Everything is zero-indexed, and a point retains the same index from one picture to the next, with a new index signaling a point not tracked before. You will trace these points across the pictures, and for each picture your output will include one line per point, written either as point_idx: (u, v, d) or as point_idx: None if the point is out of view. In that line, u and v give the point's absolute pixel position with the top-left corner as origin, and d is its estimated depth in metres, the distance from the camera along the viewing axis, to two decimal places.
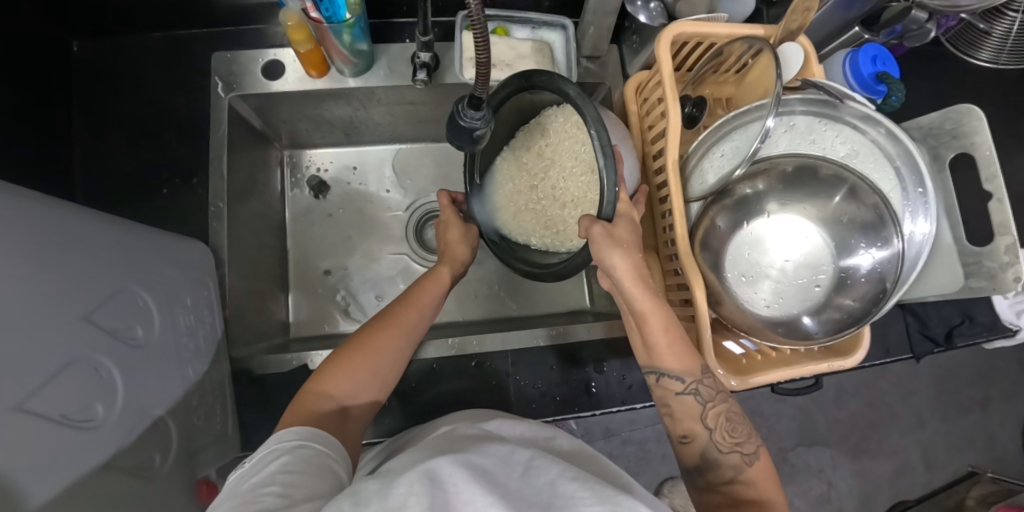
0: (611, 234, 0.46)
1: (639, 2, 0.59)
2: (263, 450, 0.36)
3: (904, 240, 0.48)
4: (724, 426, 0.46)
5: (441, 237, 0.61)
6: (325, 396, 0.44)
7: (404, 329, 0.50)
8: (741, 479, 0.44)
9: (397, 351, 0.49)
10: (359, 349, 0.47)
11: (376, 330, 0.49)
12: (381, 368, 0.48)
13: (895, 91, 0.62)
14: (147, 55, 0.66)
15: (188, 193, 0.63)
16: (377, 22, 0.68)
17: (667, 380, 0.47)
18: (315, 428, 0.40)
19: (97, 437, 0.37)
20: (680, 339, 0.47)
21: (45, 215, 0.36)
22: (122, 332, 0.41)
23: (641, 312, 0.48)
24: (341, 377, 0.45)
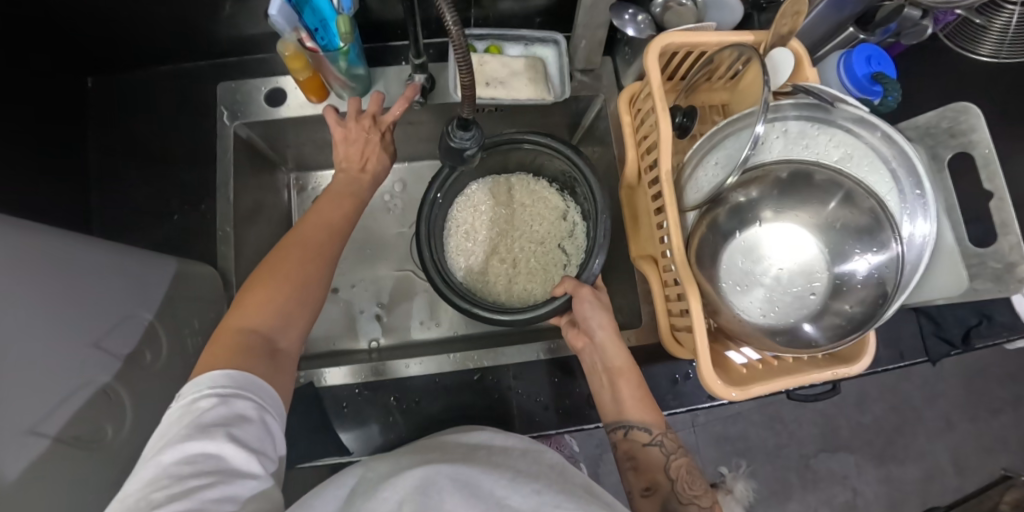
0: (594, 297, 0.56)
1: (626, 16, 0.60)
2: (194, 394, 0.35)
3: (903, 244, 0.47)
4: (685, 478, 0.50)
5: (348, 151, 0.57)
6: (244, 328, 0.41)
7: (318, 251, 0.47)
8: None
9: (314, 267, 0.46)
10: (270, 273, 0.44)
11: (283, 252, 0.46)
12: (305, 285, 0.45)
13: (892, 91, 0.61)
14: (157, 88, 0.69)
15: (197, 218, 0.66)
16: (374, 46, 0.70)
17: (634, 431, 0.52)
18: (237, 366, 0.37)
19: (105, 458, 0.38)
20: (647, 398, 0.53)
21: (60, 245, 0.38)
22: (132, 356, 0.43)
23: (615, 370, 0.54)
24: (261, 309, 0.42)
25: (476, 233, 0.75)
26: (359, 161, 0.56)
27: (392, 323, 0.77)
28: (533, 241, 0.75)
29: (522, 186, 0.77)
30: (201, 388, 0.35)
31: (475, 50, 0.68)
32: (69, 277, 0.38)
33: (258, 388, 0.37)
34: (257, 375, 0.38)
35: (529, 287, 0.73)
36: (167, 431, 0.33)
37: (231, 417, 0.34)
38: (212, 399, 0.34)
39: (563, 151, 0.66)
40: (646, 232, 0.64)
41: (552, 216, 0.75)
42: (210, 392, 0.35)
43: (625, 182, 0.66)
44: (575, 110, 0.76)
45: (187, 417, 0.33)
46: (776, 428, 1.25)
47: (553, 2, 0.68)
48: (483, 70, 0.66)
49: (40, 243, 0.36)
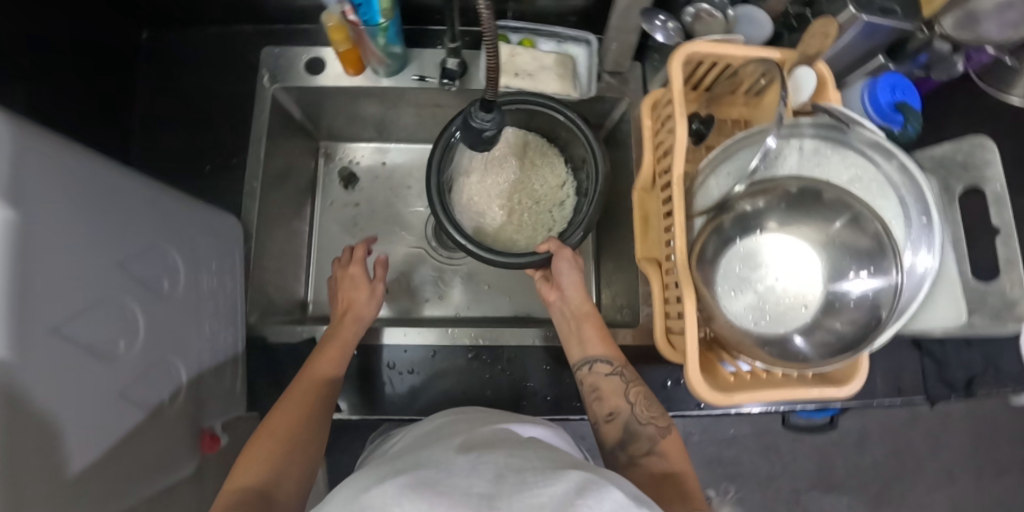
0: (572, 256, 0.62)
1: (657, 21, 0.61)
2: None
3: (903, 272, 0.48)
4: (643, 401, 0.54)
5: (345, 294, 0.65)
6: (243, 486, 0.43)
7: (308, 403, 0.52)
8: (655, 450, 0.50)
9: (308, 418, 0.51)
10: (263, 433, 0.48)
11: (276, 412, 0.50)
12: (297, 440, 0.49)
13: (912, 121, 0.60)
14: (206, 46, 0.73)
15: (228, 171, 0.70)
16: (413, 28, 0.73)
17: (596, 364, 0.57)
18: None
19: (115, 371, 0.41)
20: (607, 334, 0.59)
21: (99, 170, 0.41)
22: (151, 282, 0.46)
23: (581, 314, 0.61)
24: (257, 465, 0.45)
25: (486, 184, 0.76)
26: (344, 306, 0.64)
27: (398, 295, 0.80)
28: (531, 198, 0.78)
29: (533, 145, 0.78)
30: None
31: (509, 41, 0.70)
32: (103, 199, 0.41)
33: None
34: None
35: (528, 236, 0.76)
36: None
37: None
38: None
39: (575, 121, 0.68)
40: (654, 235, 0.65)
41: (554, 181, 0.78)
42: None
43: (639, 186, 0.67)
44: (599, 110, 0.77)
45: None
46: (770, 457, 1.21)
47: (590, 3, 0.70)
48: (514, 61, 0.68)
49: (84, 163, 0.39)
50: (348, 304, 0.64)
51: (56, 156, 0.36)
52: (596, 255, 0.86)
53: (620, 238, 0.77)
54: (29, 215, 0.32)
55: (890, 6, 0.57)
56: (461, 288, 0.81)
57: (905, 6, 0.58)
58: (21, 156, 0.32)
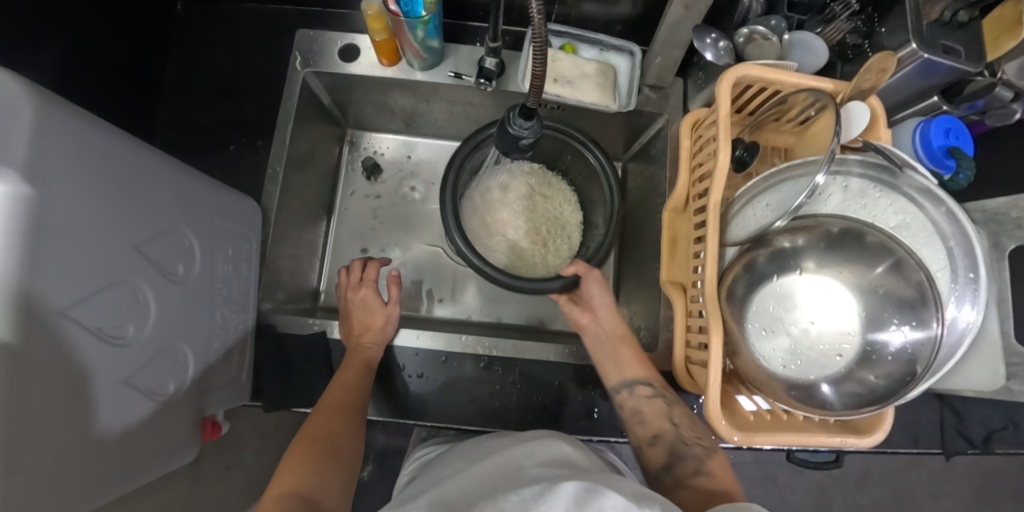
0: (602, 279, 0.65)
1: (708, 39, 0.59)
2: None
3: (944, 326, 0.45)
4: (687, 423, 0.54)
5: (359, 316, 0.64)
6: (287, 493, 0.43)
7: (347, 413, 0.53)
8: (703, 470, 0.49)
9: (339, 425, 0.51)
10: (305, 441, 0.49)
11: (321, 420, 0.51)
12: (334, 447, 0.49)
13: (964, 168, 0.57)
14: (239, 21, 0.71)
15: (251, 153, 0.68)
16: (453, 23, 0.71)
17: (637, 389, 0.56)
18: None
19: (121, 355, 0.40)
20: (645, 357, 0.59)
21: (122, 148, 0.40)
22: (166, 266, 0.45)
23: (619, 337, 0.61)
24: (295, 470, 0.45)
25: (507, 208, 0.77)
26: (361, 327, 0.63)
27: (411, 292, 0.79)
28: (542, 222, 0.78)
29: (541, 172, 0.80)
30: None
31: (551, 45, 0.68)
32: (124, 179, 0.40)
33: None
34: None
35: (548, 263, 0.76)
36: None
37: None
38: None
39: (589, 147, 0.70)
40: (682, 258, 0.64)
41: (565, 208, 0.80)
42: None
43: (670, 206, 0.65)
44: (635, 123, 0.75)
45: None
46: (767, 487, 1.19)
47: (637, 13, 0.68)
48: (555, 66, 0.66)
49: (106, 140, 0.38)
50: (365, 325, 0.63)
51: (77, 132, 0.35)
52: (617, 271, 0.84)
53: (643, 256, 0.76)
54: (43, 193, 0.31)
55: (953, 45, 0.55)
56: (475, 291, 0.80)
57: (968, 46, 0.55)
58: (40, 131, 0.31)
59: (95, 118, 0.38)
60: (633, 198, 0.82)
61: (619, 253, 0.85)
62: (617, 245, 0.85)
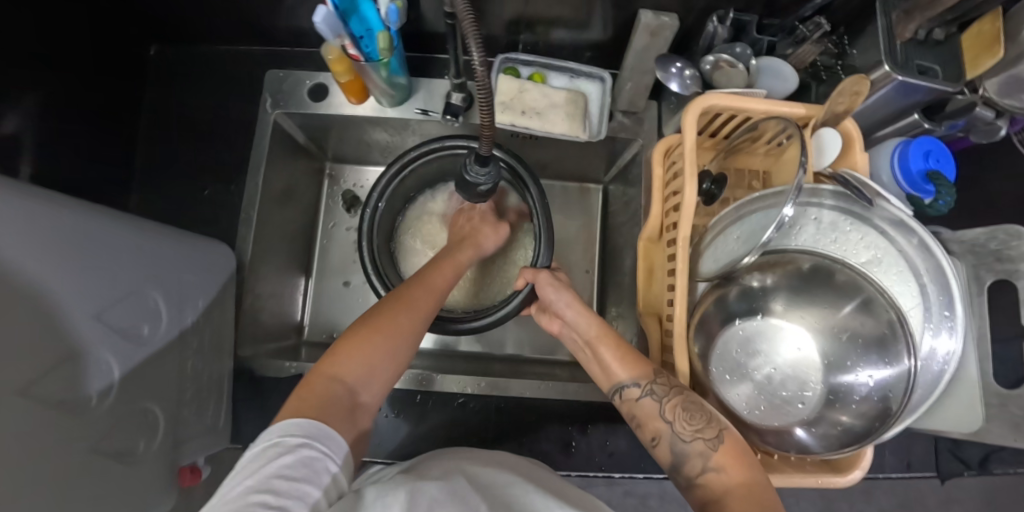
0: (552, 280, 0.57)
1: (672, 69, 0.58)
2: (264, 443, 0.33)
3: (915, 360, 0.44)
4: (683, 415, 0.44)
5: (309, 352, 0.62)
6: (337, 380, 0.40)
7: (422, 309, 0.48)
8: (711, 467, 0.41)
9: (418, 332, 0.47)
10: (376, 319, 0.45)
11: (390, 307, 0.46)
12: (400, 349, 0.44)
13: (944, 194, 0.55)
14: (211, 66, 0.73)
15: (225, 197, 0.70)
16: (419, 57, 0.72)
17: (626, 390, 0.47)
18: (319, 417, 0.36)
19: (84, 424, 0.40)
20: (628, 348, 0.49)
21: (62, 223, 0.41)
22: (129, 330, 0.46)
23: (592, 338, 0.51)
24: (357, 359, 0.42)
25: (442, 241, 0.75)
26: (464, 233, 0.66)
27: None
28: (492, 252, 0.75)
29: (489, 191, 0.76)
30: (275, 436, 0.34)
31: (520, 75, 0.68)
32: (71, 251, 0.40)
33: (329, 441, 0.35)
34: (331, 427, 0.36)
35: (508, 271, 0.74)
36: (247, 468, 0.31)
37: (299, 464, 0.32)
38: (259, 448, 0.33)
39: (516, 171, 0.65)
40: (656, 289, 0.62)
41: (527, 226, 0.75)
42: (275, 437, 0.33)
43: (644, 236, 0.64)
44: (611, 148, 0.74)
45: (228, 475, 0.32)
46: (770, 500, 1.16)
47: (607, 38, 0.67)
48: (523, 98, 0.65)
49: (41, 219, 0.39)
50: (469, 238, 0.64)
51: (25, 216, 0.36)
52: (600, 294, 0.83)
53: (623, 283, 0.74)
54: None
55: (930, 65, 0.53)
56: None
57: (945, 66, 0.54)
58: None
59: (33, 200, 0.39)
60: (614, 221, 0.81)
61: (602, 276, 0.83)
62: (601, 268, 0.84)
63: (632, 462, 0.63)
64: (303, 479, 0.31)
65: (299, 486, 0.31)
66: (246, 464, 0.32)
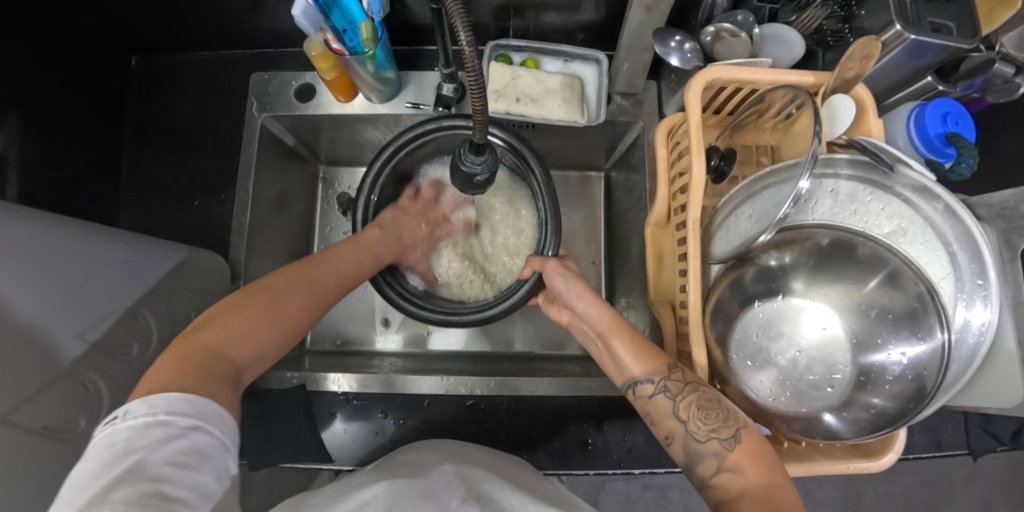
0: (562, 269, 0.54)
1: (671, 43, 0.55)
2: (140, 419, 0.28)
3: (950, 333, 0.41)
4: (699, 414, 0.42)
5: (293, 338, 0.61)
6: (224, 355, 0.36)
7: (307, 290, 0.46)
8: (726, 467, 0.39)
9: (303, 308, 0.45)
10: (250, 300, 0.41)
11: (274, 289, 0.43)
12: (287, 325, 0.42)
13: (966, 156, 0.52)
14: (194, 73, 0.71)
15: (216, 207, 0.68)
16: (407, 50, 0.69)
17: (640, 387, 0.45)
18: (197, 396, 0.30)
19: (71, 451, 0.38)
20: (643, 342, 0.47)
21: (40, 240, 0.39)
22: (117, 349, 0.43)
23: (604, 331, 0.48)
24: (241, 337, 0.38)
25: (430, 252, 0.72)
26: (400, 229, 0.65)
27: (391, 328, 0.76)
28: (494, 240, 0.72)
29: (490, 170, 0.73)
30: (154, 411, 0.28)
31: (513, 62, 0.66)
32: (49, 269, 0.38)
33: (221, 423, 0.31)
34: (227, 403, 0.32)
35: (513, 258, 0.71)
36: (118, 449, 0.26)
37: (193, 450, 0.28)
38: (138, 426, 0.27)
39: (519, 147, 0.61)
40: (667, 275, 0.59)
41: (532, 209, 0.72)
42: (160, 415, 0.28)
43: (652, 221, 0.61)
44: (612, 133, 0.72)
45: (90, 457, 0.26)
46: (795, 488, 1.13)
47: (600, 18, 0.64)
48: (517, 85, 0.63)
49: (18, 235, 0.37)
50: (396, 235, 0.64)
51: None
52: (608, 285, 0.80)
53: (632, 272, 0.72)
54: None
55: (943, 22, 0.51)
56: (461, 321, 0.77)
57: (960, 21, 0.51)
58: None
59: (8, 217, 0.37)
60: (619, 208, 0.78)
61: (610, 266, 0.81)
62: (608, 259, 0.81)
63: (652, 456, 0.60)
64: (198, 468, 0.27)
65: (193, 476, 0.27)
66: (119, 447, 0.26)
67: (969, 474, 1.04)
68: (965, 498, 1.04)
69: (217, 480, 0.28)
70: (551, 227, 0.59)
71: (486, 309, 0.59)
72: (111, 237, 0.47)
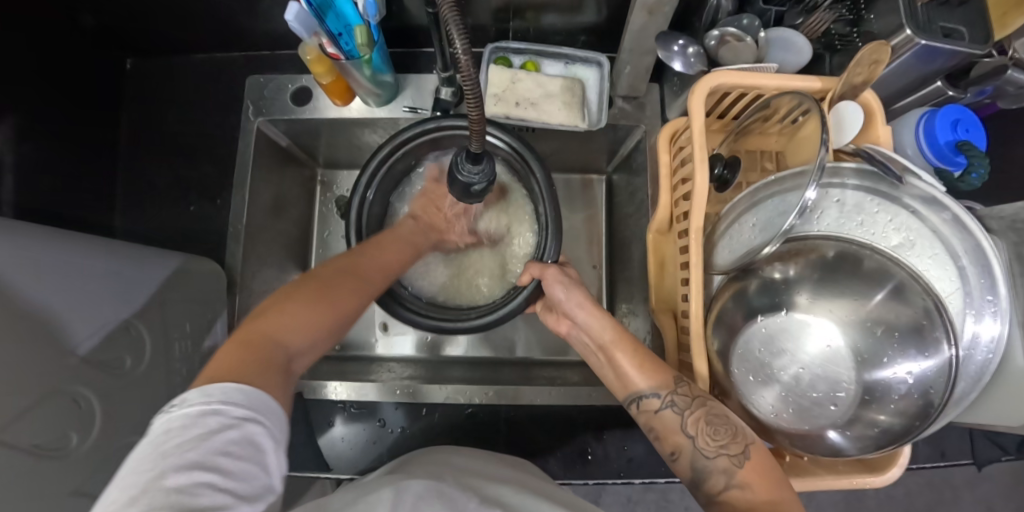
0: (561, 277, 0.53)
1: (674, 47, 0.54)
2: (196, 405, 0.26)
3: (957, 348, 0.40)
4: (706, 429, 0.41)
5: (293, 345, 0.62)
6: (276, 344, 0.34)
7: (357, 288, 0.45)
8: (734, 483, 0.39)
9: (351, 304, 0.43)
10: (309, 291, 0.40)
11: (330, 284, 0.42)
12: (335, 319, 0.41)
13: (976, 166, 0.50)
14: (189, 76, 0.70)
15: (213, 212, 0.67)
16: (405, 52, 0.68)
17: (645, 401, 0.44)
18: (246, 381, 0.29)
19: (62, 468, 0.38)
20: (646, 355, 0.46)
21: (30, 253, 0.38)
22: (110, 363, 0.43)
23: (607, 344, 0.47)
24: (296, 326, 0.37)
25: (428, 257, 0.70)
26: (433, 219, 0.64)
27: (388, 334, 0.76)
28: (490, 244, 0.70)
29: None
30: (209, 398, 0.27)
31: (512, 65, 0.64)
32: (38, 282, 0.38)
33: (275, 415, 0.29)
34: (277, 397, 0.30)
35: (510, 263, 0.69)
36: (169, 439, 0.25)
37: (246, 443, 0.26)
38: (192, 414, 0.26)
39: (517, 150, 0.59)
40: (669, 283, 0.58)
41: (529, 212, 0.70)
42: (213, 403, 0.26)
43: (654, 227, 0.60)
44: (613, 137, 0.70)
45: (143, 441, 0.25)
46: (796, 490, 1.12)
47: (601, 20, 0.63)
48: (516, 88, 0.62)
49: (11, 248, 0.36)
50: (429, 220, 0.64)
51: None
52: (609, 289, 0.79)
53: (633, 278, 0.71)
54: None
55: (954, 27, 0.49)
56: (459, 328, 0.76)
57: (972, 27, 0.49)
58: None
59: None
60: (621, 212, 0.77)
61: (611, 271, 0.80)
62: (608, 264, 0.80)
63: (653, 466, 0.60)
64: (250, 461, 0.26)
65: (241, 468, 0.26)
66: (174, 434, 0.25)
67: (971, 476, 1.03)
68: (967, 500, 1.03)
69: (265, 472, 0.27)
70: (550, 233, 0.58)
71: (486, 316, 0.58)
72: (104, 248, 0.47)
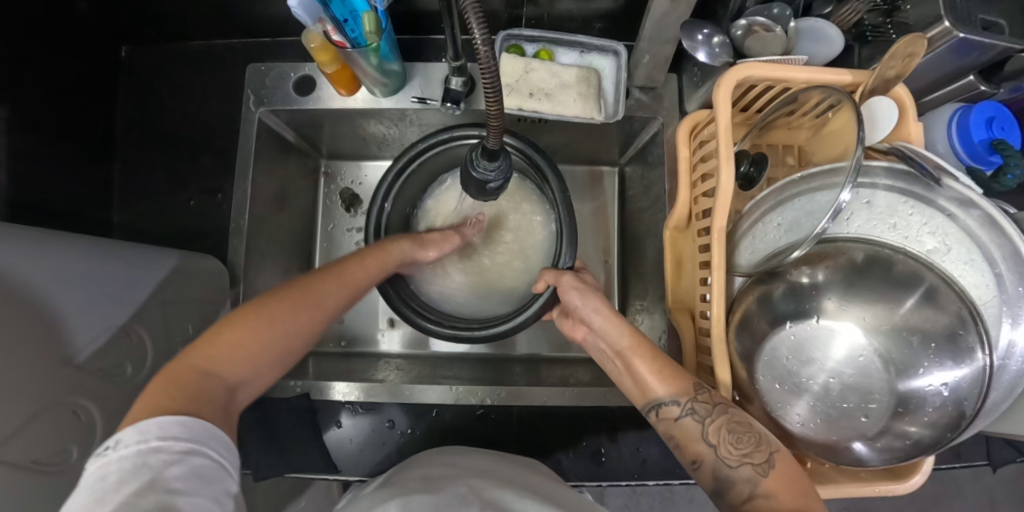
0: (576, 281, 0.51)
1: (699, 36, 0.51)
2: (132, 449, 0.25)
3: (991, 356, 0.40)
4: (729, 437, 0.40)
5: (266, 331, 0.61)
6: (209, 375, 0.33)
7: (316, 306, 0.42)
8: (760, 493, 0.37)
9: (309, 322, 0.41)
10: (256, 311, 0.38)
11: (284, 302, 0.40)
12: (288, 342, 0.39)
13: (1013, 165, 0.47)
14: (186, 63, 0.67)
15: (213, 207, 0.65)
16: (411, 39, 0.65)
17: (665, 409, 0.43)
18: (187, 416, 0.28)
19: (60, 482, 0.36)
20: (665, 361, 0.45)
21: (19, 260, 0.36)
22: (110, 370, 0.41)
23: (625, 349, 0.46)
24: (235, 355, 0.35)
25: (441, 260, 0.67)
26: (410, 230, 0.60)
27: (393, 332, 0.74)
28: (506, 248, 0.68)
29: None
30: (146, 437, 0.26)
31: (525, 53, 0.62)
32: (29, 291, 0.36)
33: (219, 442, 0.29)
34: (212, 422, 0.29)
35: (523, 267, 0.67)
36: (102, 490, 0.24)
37: (192, 475, 0.26)
38: (130, 455, 0.25)
39: (533, 154, 0.57)
40: (687, 282, 0.57)
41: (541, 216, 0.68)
42: (152, 440, 0.26)
43: (671, 224, 0.58)
44: (628, 129, 0.68)
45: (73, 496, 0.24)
46: None
47: (618, 7, 0.60)
48: (530, 78, 0.59)
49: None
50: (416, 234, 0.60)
51: None
52: (621, 285, 0.78)
53: (647, 275, 0.69)
54: None
55: (994, 20, 0.46)
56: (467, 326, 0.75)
57: (1012, 20, 0.47)
58: None
59: None
60: (635, 207, 0.75)
61: (621, 266, 0.78)
62: (620, 259, 0.79)
63: (665, 468, 0.59)
64: (199, 493, 0.25)
65: (192, 502, 0.25)
66: (111, 477, 0.24)
67: (975, 471, 1.04)
68: (970, 493, 1.03)
69: (221, 502, 0.26)
70: (566, 242, 0.56)
71: (490, 331, 0.56)
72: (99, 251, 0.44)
